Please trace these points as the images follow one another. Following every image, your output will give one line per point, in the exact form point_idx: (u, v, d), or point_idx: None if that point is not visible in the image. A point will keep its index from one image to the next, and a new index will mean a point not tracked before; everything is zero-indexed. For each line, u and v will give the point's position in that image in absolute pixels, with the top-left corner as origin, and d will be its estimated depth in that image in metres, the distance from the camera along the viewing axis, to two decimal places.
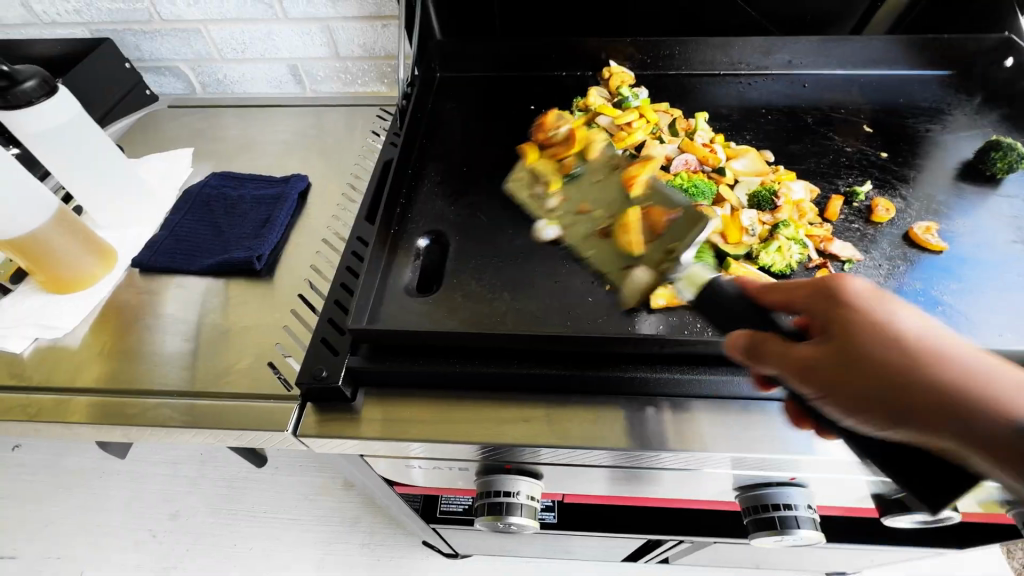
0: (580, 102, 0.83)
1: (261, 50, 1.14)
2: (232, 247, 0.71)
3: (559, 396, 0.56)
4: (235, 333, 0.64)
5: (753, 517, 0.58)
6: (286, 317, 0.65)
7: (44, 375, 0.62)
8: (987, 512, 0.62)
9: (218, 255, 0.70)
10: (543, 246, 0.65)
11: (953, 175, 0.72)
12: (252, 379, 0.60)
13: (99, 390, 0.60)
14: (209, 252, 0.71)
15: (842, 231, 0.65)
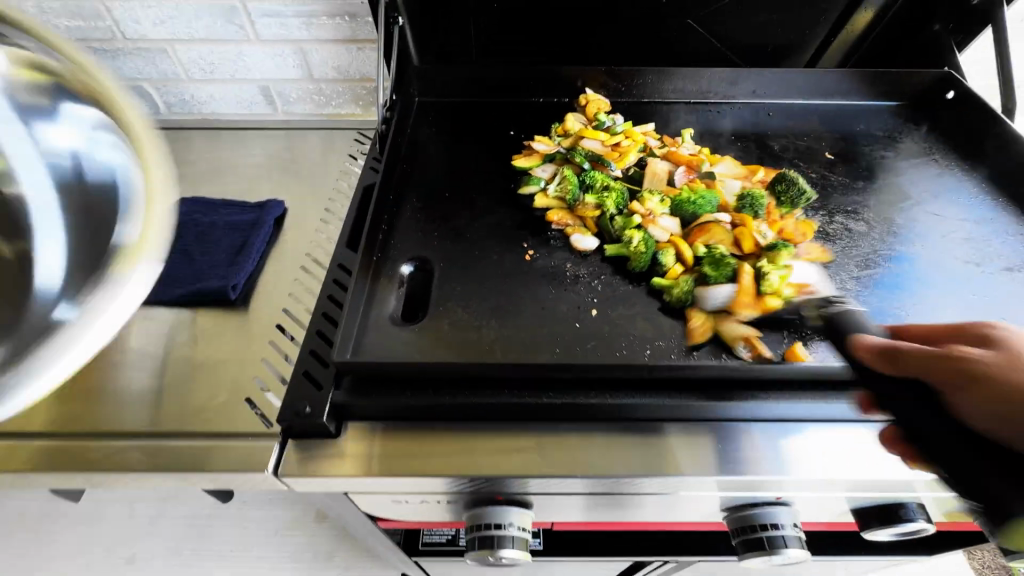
0: (559, 127, 0.83)
1: (231, 70, 1.11)
2: (204, 276, 0.68)
3: (550, 425, 0.55)
4: (209, 366, 0.61)
5: (741, 538, 0.59)
6: (264, 350, 0.63)
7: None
8: (956, 520, 0.65)
9: (189, 284, 0.67)
10: (529, 272, 0.65)
11: (908, 199, 0.77)
12: (228, 416, 0.57)
13: (57, 434, 0.56)
14: (179, 282, 0.68)
15: (811, 253, 0.68)
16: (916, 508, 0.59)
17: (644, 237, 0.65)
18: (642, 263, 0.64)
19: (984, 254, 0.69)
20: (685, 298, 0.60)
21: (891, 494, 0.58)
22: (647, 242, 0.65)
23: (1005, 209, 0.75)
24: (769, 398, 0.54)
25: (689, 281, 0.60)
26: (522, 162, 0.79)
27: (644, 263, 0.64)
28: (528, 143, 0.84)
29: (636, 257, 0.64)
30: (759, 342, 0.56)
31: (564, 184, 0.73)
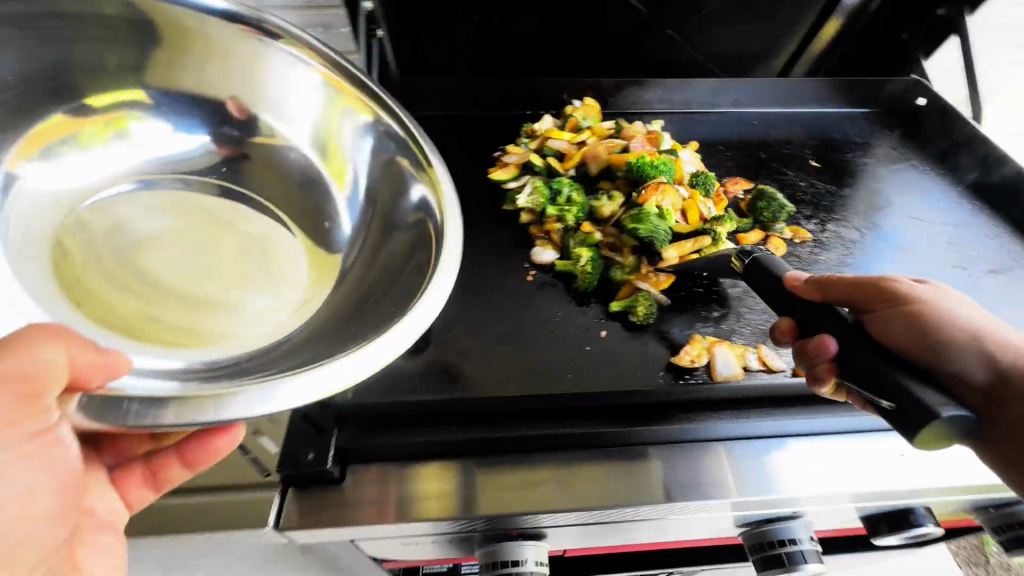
0: (527, 129, 0.81)
1: None
2: None
3: (567, 455, 0.53)
4: None
5: (760, 556, 0.59)
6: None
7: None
8: (957, 519, 0.66)
9: None
10: (533, 294, 0.63)
11: (892, 204, 0.79)
12: (214, 468, 0.51)
13: None
14: None
15: (809, 263, 0.68)
16: (925, 512, 0.60)
17: (592, 256, 0.63)
18: (588, 282, 0.62)
19: (971, 258, 0.71)
20: (644, 316, 0.59)
21: (902, 501, 0.59)
22: (595, 261, 0.63)
23: (983, 212, 0.78)
24: (784, 415, 0.54)
25: (642, 299, 0.59)
26: (499, 174, 0.75)
27: (591, 282, 0.62)
28: (498, 156, 0.81)
29: (582, 277, 0.62)
30: (754, 354, 0.56)
31: (537, 199, 0.70)
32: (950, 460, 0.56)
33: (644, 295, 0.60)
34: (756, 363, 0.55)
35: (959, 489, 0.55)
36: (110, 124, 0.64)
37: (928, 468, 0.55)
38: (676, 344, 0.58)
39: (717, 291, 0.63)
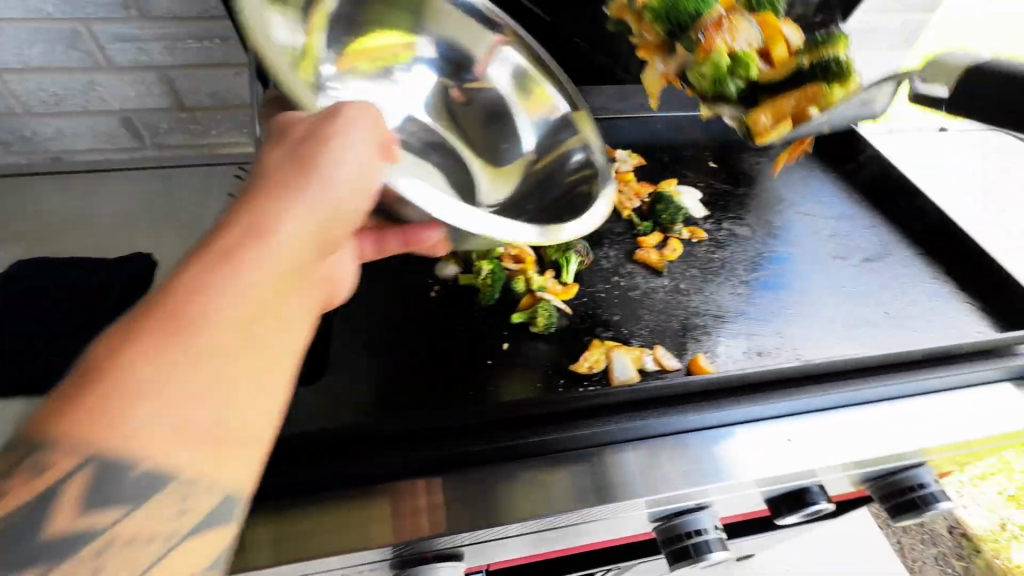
0: None
1: (82, 101, 0.93)
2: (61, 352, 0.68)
3: (471, 472, 0.52)
4: None
5: (670, 549, 0.61)
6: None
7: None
8: (851, 491, 0.71)
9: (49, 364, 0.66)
10: (436, 310, 0.62)
11: (784, 201, 0.84)
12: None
13: None
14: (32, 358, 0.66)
15: (706, 262, 0.71)
16: (817, 490, 0.64)
17: (493, 269, 0.63)
18: (490, 296, 0.62)
19: (848, 247, 0.77)
20: (542, 325, 0.59)
21: (796, 482, 0.62)
22: (496, 274, 0.63)
23: (860, 203, 0.85)
24: (676, 411, 0.56)
25: (542, 308, 0.60)
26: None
27: (492, 296, 0.62)
28: None
29: (483, 290, 0.62)
30: (650, 356, 0.58)
31: None
32: (835, 438, 0.58)
33: (544, 303, 0.60)
34: (651, 365, 0.57)
35: (845, 466, 0.58)
36: (379, 63, 0.71)
37: (815, 448, 0.57)
38: (575, 351, 0.59)
39: (616, 296, 0.65)
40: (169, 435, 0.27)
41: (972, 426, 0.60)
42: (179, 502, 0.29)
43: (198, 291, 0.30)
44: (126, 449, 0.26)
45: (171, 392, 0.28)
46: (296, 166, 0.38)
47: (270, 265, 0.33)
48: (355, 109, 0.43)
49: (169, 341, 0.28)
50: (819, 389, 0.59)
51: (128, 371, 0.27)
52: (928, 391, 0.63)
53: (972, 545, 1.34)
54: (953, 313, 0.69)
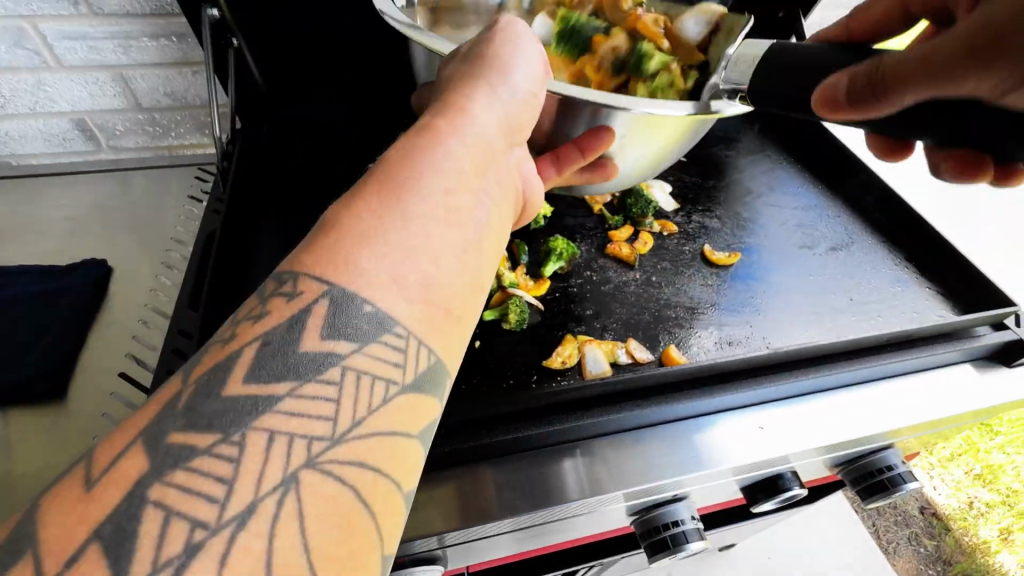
0: None
1: (31, 102, 0.88)
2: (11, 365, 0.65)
3: (445, 473, 0.51)
4: (25, 476, 0.60)
5: (649, 541, 0.61)
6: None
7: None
8: (823, 476, 0.72)
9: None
10: None
11: (753, 193, 0.85)
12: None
13: None
14: None
15: (677, 255, 0.71)
16: (791, 476, 0.65)
17: None
18: None
19: (814, 237, 0.78)
20: (515, 322, 0.59)
21: (769, 469, 0.63)
22: None
23: (825, 194, 0.87)
24: (652, 404, 0.56)
25: (514, 304, 0.59)
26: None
27: None
28: None
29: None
30: (623, 350, 0.57)
31: None
32: (804, 424, 0.59)
33: (516, 299, 0.60)
34: (625, 360, 0.57)
35: (814, 451, 0.58)
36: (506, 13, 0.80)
37: (786, 435, 0.58)
38: (549, 347, 0.58)
39: (589, 291, 0.65)
40: (380, 282, 0.32)
41: (934, 407, 0.62)
42: (397, 352, 0.32)
43: (408, 163, 0.36)
44: (356, 285, 0.32)
45: (390, 244, 0.33)
46: (476, 74, 0.45)
47: (465, 153, 0.39)
48: (520, 26, 0.50)
49: (383, 201, 0.34)
50: (788, 376, 0.60)
51: (383, 222, 0.33)
52: (892, 374, 0.64)
53: (942, 524, 1.38)
54: (913, 298, 0.71)
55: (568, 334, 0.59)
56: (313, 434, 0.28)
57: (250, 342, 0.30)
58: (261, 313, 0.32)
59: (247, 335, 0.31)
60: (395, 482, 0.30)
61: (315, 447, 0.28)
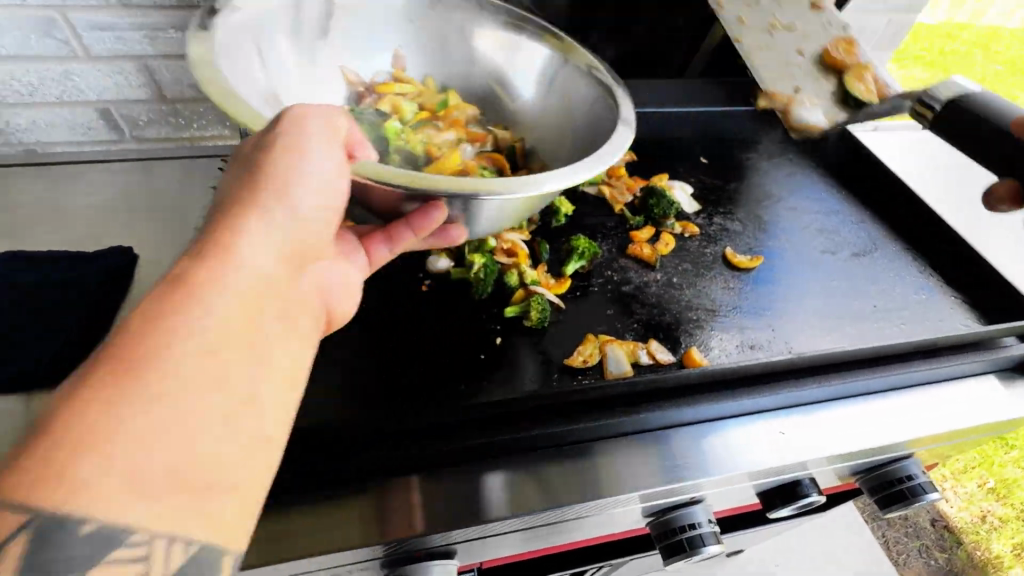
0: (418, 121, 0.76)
1: (57, 91, 0.90)
2: None
3: (464, 468, 0.51)
4: None
5: (665, 543, 0.61)
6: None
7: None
8: (840, 484, 0.72)
9: None
10: (429, 304, 0.61)
11: (775, 197, 0.84)
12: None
13: None
14: None
15: (698, 257, 0.71)
16: (809, 482, 0.64)
17: (485, 263, 0.62)
18: (482, 291, 0.61)
19: (836, 243, 0.77)
20: (537, 319, 0.58)
21: (788, 475, 0.62)
22: (487, 268, 0.61)
23: (848, 199, 0.86)
24: (671, 406, 0.55)
25: (536, 302, 0.59)
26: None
27: (484, 291, 0.61)
28: None
29: (476, 284, 0.61)
30: (645, 351, 0.57)
31: None
32: (825, 431, 0.58)
33: (538, 297, 0.59)
34: (646, 360, 0.57)
35: (835, 458, 0.58)
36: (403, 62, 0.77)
37: (807, 442, 0.57)
38: (569, 345, 0.58)
39: (610, 290, 0.64)
40: (122, 482, 0.27)
41: (956, 418, 0.61)
42: (137, 556, 0.27)
43: (173, 312, 0.32)
44: (109, 462, 0.26)
45: (135, 430, 0.27)
46: (250, 190, 0.40)
47: (229, 299, 0.34)
48: (315, 117, 0.44)
49: (118, 389, 0.28)
50: (810, 381, 0.60)
51: (117, 409, 0.27)
52: (915, 384, 0.63)
53: (954, 537, 1.34)
54: (937, 306, 0.70)
55: (589, 334, 0.59)
56: None
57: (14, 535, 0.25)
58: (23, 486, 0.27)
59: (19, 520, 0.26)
60: None
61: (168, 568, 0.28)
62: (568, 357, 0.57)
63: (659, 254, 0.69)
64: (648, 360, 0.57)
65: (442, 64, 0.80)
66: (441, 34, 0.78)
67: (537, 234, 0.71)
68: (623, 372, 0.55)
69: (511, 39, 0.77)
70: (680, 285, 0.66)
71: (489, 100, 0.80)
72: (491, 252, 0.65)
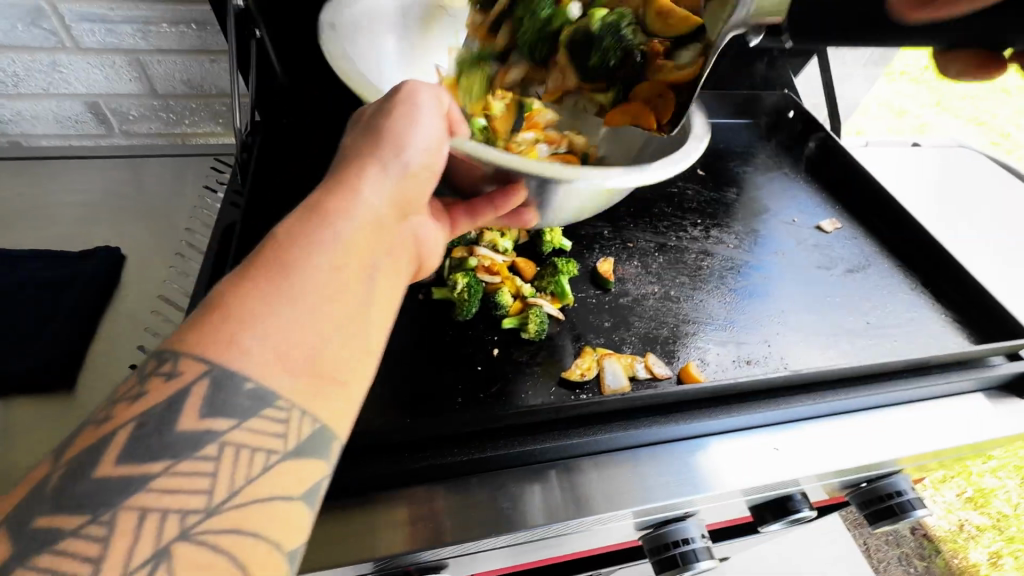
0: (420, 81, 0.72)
1: (44, 83, 0.87)
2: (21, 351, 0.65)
3: (460, 482, 0.52)
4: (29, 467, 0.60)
5: (657, 557, 0.61)
6: None
7: (351, 157, 0.43)
8: (831, 497, 0.73)
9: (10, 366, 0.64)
10: (427, 315, 0.61)
11: (769, 210, 0.85)
12: None
13: None
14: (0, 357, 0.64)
15: (696, 270, 0.71)
16: (801, 497, 0.65)
17: (469, 282, 0.60)
18: (466, 312, 0.59)
19: (831, 259, 0.78)
20: (532, 332, 0.58)
21: (781, 490, 0.63)
22: (472, 288, 0.59)
23: (841, 216, 0.87)
24: (670, 422, 0.56)
25: (536, 314, 0.59)
26: None
27: (469, 311, 0.59)
28: None
29: (460, 305, 0.59)
30: (642, 365, 0.58)
31: None
32: (820, 449, 0.59)
33: (538, 308, 0.59)
34: (643, 375, 0.57)
35: (829, 474, 0.59)
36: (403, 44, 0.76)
37: (800, 458, 0.58)
38: (566, 358, 0.58)
39: (608, 302, 0.64)
40: (270, 358, 0.33)
41: (948, 436, 0.62)
42: (279, 423, 0.33)
43: (292, 244, 0.36)
44: (253, 340, 0.32)
45: (282, 323, 0.33)
46: (372, 145, 0.44)
47: (354, 227, 0.39)
48: (426, 88, 0.48)
49: (266, 282, 0.34)
50: (802, 397, 0.60)
51: (266, 303, 0.33)
52: (906, 401, 0.64)
53: (932, 545, 1.35)
54: (929, 324, 0.71)
55: (587, 350, 0.58)
56: (188, 508, 0.29)
57: (197, 377, 0.31)
58: (138, 392, 0.31)
59: (120, 416, 0.31)
60: (276, 544, 0.31)
61: (190, 519, 0.29)
62: (564, 370, 0.57)
63: (654, 266, 0.70)
64: (645, 375, 0.57)
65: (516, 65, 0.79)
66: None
67: (527, 249, 0.70)
68: (621, 388, 0.55)
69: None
70: (679, 299, 0.66)
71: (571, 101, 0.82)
72: (474, 270, 0.63)
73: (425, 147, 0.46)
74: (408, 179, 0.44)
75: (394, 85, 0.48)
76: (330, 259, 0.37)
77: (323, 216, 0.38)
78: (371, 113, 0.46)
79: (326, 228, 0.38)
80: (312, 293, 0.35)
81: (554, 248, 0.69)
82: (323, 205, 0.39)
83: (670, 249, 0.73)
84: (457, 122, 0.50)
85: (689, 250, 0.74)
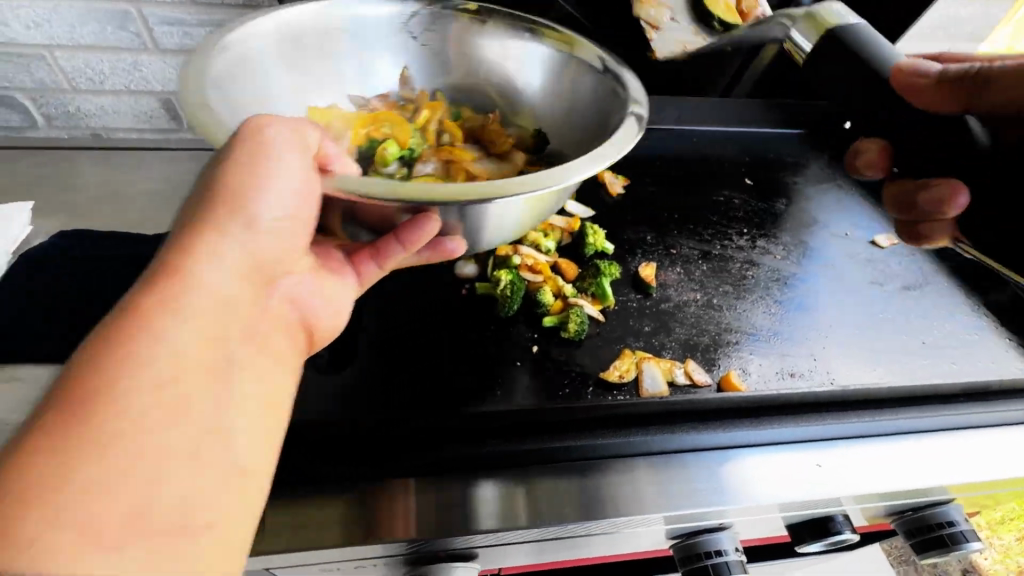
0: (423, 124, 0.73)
1: (126, 80, 0.94)
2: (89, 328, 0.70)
3: (495, 473, 0.53)
4: None
5: (688, 567, 0.60)
6: None
7: (176, 239, 0.40)
8: (874, 522, 0.69)
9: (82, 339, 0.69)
10: (469, 309, 0.63)
11: (819, 222, 0.82)
12: None
13: None
14: (73, 331, 0.70)
15: (740, 280, 0.70)
16: (842, 519, 0.62)
17: (512, 280, 0.61)
18: (510, 308, 0.60)
19: (885, 274, 0.75)
20: (573, 332, 0.59)
21: (822, 509, 0.60)
22: (515, 285, 0.61)
23: None
24: (708, 429, 0.55)
25: (578, 314, 0.60)
26: None
27: (512, 308, 0.60)
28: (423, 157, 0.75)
29: (502, 301, 0.60)
30: (682, 371, 0.58)
31: None
32: (863, 468, 0.57)
33: (579, 309, 0.60)
34: (683, 380, 0.57)
35: (874, 496, 0.56)
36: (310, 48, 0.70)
37: (844, 478, 0.56)
38: (606, 358, 0.59)
39: (648, 308, 0.64)
40: (79, 533, 0.27)
41: (1008, 466, 0.58)
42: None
43: (99, 366, 0.32)
44: (53, 517, 0.27)
45: (100, 484, 0.29)
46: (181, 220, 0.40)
47: (187, 331, 0.35)
48: (272, 130, 0.44)
49: (62, 433, 0.29)
50: (850, 415, 0.58)
51: (75, 456, 0.29)
52: (964, 426, 0.61)
53: None
54: (990, 347, 0.67)
55: (625, 352, 0.59)
56: None
57: None
58: None
59: None
60: None
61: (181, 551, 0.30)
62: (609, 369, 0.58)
63: (696, 272, 0.70)
64: (685, 382, 0.57)
65: (448, 71, 0.78)
66: (433, 55, 0.77)
67: (571, 251, 0.71)
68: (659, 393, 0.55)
69: (508, 51, 0.76)
70: (722, 308, 0.65)
71: (485, 102, 0.79)
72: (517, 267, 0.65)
73: (271, 209, 0.43)
74: (252, 256, 0.42)
75: (235, 132, 0.44)
76: (167, 368, 0.33)
77: (136, 325, 0.34)
78: (204, 182, 0.43)
79: (148, 336, 0.34)
80: (149, 424, 0.31)
81: (596, 251, 0.70)
82: (136, 306, 0.35)
83: (714, 257, 0.73)
84: (330, 157, 0.49)
85: (734, 259, 0.73)
